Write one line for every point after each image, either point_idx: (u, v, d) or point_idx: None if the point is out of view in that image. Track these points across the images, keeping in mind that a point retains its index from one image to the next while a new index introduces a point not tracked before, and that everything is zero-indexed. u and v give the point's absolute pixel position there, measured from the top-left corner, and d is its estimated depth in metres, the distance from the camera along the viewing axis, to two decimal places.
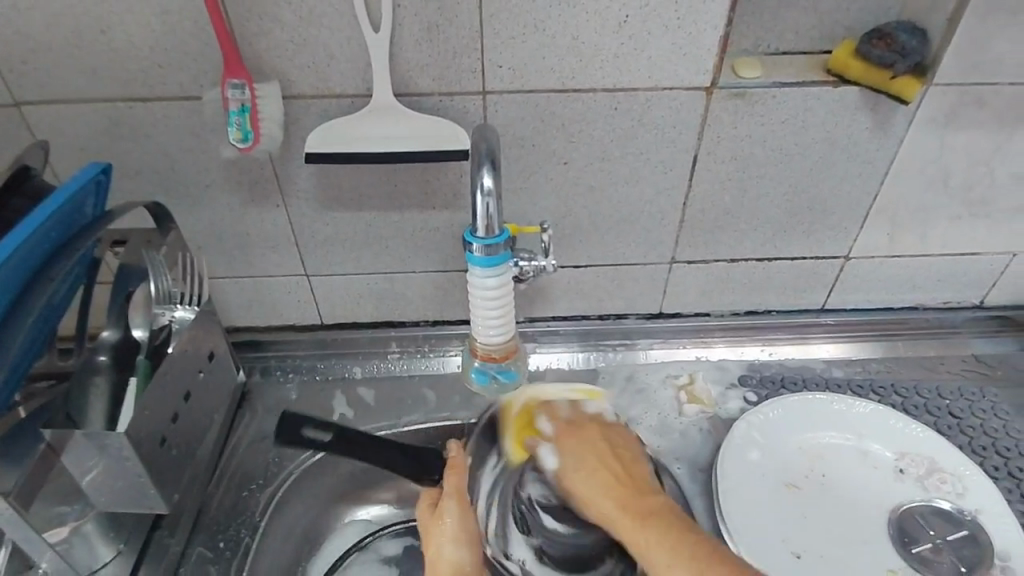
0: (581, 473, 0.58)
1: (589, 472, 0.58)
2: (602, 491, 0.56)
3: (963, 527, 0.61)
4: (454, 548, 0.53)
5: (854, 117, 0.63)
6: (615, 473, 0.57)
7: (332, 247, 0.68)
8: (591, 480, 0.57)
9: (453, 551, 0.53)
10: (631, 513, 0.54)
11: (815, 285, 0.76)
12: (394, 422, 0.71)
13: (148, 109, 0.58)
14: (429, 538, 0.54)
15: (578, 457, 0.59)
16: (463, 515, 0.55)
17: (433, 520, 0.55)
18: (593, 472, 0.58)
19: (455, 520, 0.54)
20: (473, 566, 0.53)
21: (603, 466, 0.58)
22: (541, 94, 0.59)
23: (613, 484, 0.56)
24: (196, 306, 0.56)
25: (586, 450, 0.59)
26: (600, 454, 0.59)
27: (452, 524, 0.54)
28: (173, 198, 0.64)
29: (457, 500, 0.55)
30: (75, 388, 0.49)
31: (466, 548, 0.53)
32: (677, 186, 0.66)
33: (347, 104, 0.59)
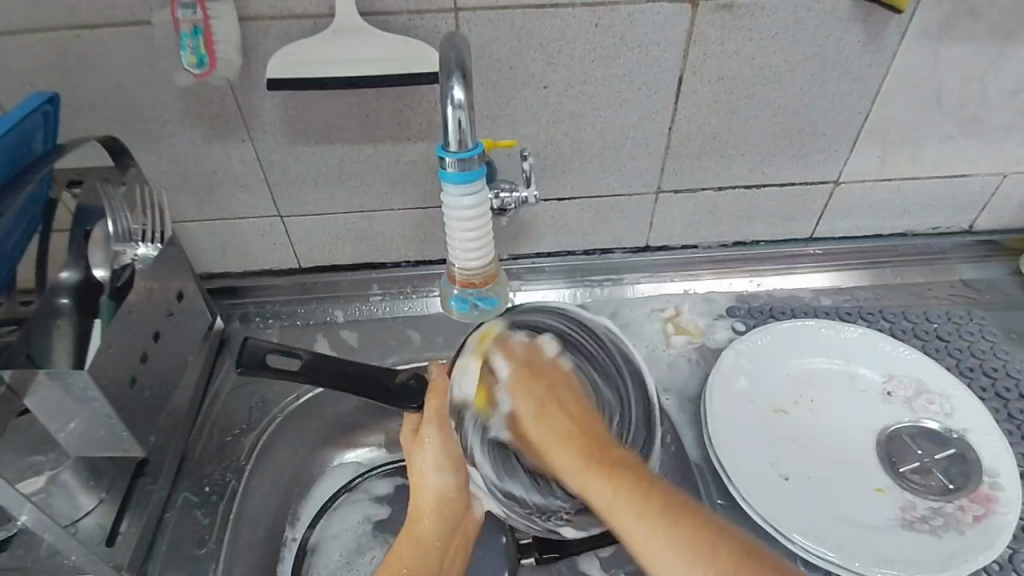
0: (531, 420, 0.48)
1: (540, 415, 0.48)
2: (561, 443, 0.46)
3: (951, 445, 0.61)
4: (434, 478, 0.54)
5: (845, 29, 0.60)
6: (575, 421, 0.47)
7: (304, 186, 0.65)
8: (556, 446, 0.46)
9: (435, 481, 0.54)
10: (608, 487, 0.42)
11: (804, 212, 0.75)
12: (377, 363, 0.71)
13: (94, 36, 0.54)
14: (412, 467, 0.54)
15: (528, 400, 0.49)
16: (446, 440, 0.54)
17: (414, 447, 0.54)
18: (556, 420, 0.47)
19: (435, 450, 0.53)
20: (456, 491, 0.54)
21: (562, 421, 0.47)
22: (516, 11, 0.56)
23: (584, 463, 0.44)
24: (158, 245, 0.54)
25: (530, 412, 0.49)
26: (552, 403, 0.49)
27: (433, 450, 0.53)
28: (131, 136, 0.60)
29: (438, 423, 0.53)
30: (35, 329, 0.46)
31: (450, 475, 0.54)
32: (662, 110, 0.63)
33: (309, 25, 0.55)
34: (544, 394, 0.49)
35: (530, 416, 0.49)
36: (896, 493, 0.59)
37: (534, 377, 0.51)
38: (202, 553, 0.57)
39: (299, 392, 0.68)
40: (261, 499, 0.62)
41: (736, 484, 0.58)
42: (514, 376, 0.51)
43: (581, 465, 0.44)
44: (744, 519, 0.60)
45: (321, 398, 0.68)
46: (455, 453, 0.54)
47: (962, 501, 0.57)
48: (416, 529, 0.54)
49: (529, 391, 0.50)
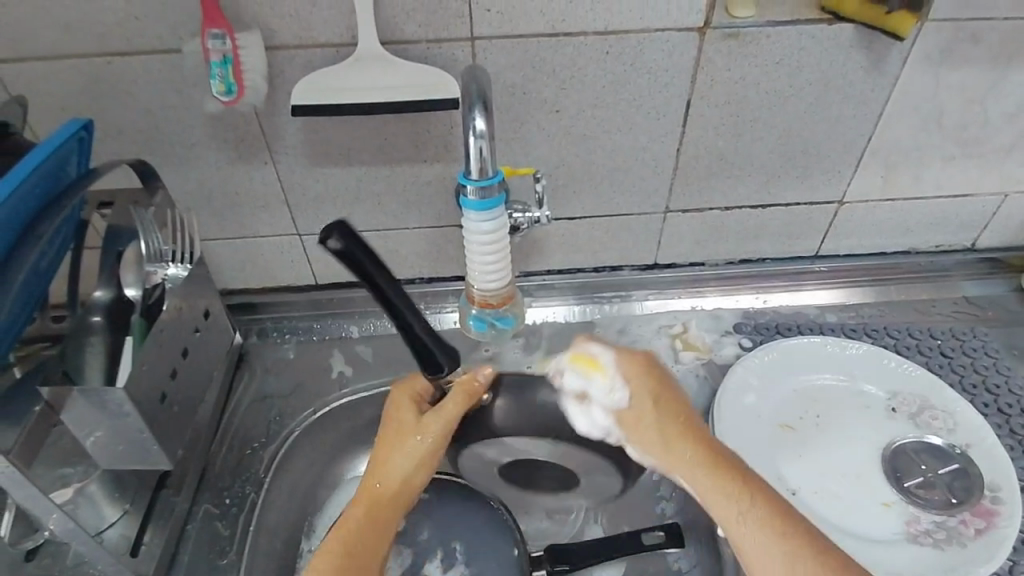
0: (671, 453, 0.48)
1: (660, 431, 0.48)
2: (704, 466, 0.47)
3: (954, 461, 0.62)
4: (405, 468, 0.52)
5: (848, 56, 0.62)
6: (689, 424, 0.49)
7: (323, 205, 0.67)
8: (702, 476, 0.47)
9: (406, 471, 0.52)
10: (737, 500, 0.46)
11: (809, 231, 0.76)
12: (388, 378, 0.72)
13: (127, 64, 0.56)
14: (390, 446, 0.52)
15: (661, 418, 0.48)
16: (439, 440, 0.53)
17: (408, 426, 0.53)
18: (673, 423, 0.48)
19: (425, 446, 0.52)
20: (417, 487, 0.53)
21: (705, 447, 0.48)
22: (530, 40, 0.58)
23: (714, 482, 0.47)
24: (188, 265, 0.56)
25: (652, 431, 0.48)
26: (671, 410, 0.49)
27: (424, 441, 0.52)
28: (157, 158, 0.62)
29: (443, 425, 0.53)
30: (70, 347, 0.49)
31: (417, 467, 0.52)
32: (670, 133, 0.65)
33: (331, 54, 0.57)
34: (659, 399, 0.49)
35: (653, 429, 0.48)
36: (901, 507, 0.60)
37: (651, 371, 0.50)
38: (221, 563, 0.59)
39: (315, 407, 0.70)
40: (280, 510, 0.64)
41: None
42: (623, 410, 0.49)
43: (711, 486, 0.47)
44: None
45: (337, 411, 0.70)
46: (436, 458, 0.53)
47: (965, 515, 0.58)
48: (370, 507, 0.51)
49: (644, 420, 0.48)
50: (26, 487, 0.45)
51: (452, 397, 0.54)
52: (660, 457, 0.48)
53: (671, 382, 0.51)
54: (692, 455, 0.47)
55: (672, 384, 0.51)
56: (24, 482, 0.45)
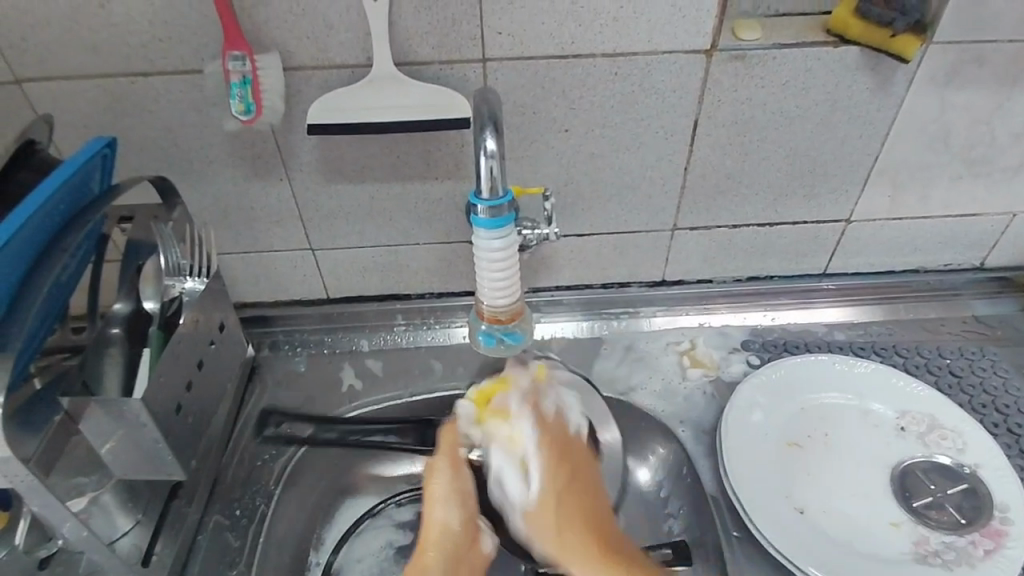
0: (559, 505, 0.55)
1: (563, 535, 0.54)
2: (583, 552, 0.54)
3: (963, 480, 0.62)
4: (442, 510, 0.55)
5: (854, 77, 0.63)
6: (592, 507, 0.56)
7: (336, 221, 0.69)
8: (573, 550, 0.54)
9: (443, 512, 0.55)
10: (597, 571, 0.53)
11: (817, 249, 0.77)
12: (394, 394, 0.73)
13: (149, 84, 0.58)
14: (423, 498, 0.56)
15: (559, 494, 0.56)
16: (456, 473, 0.57)
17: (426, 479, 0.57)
18: (573, 509, 0.55)
19: (449, 482, 0.56)
20: (460, 525, 0.55)
21: (581, 518, 0.55)
22: (540, 61, 0.59)
23: (592, 549, 0.54)
24: (204, 278, 0.57)
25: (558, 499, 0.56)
26: (577, 496, 0.56)
27: (444, 482, 0.56)
28: (176, 174, 0.64)
29: (451, 457, 0.58)
30: (90, 359, 0.50)
31: (453, 506, 0.56)
32: (678, 151, 0.66)
33: (346, 74, 0.59)
34: (567, 458, 0.57)
35: (552, 513, 0.55)
36: (910, 527, 0.60)
37: (569, 453, 0.58)
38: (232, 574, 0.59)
39: (325, 420, 0.71)
40: (289, 523, 0.65)
41: (751, 517, 0.59)
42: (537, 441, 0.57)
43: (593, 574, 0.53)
44: (759, 552, 0.61)
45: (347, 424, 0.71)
46: (466, 490, 0.57)
47: (974, 536, 0.58)
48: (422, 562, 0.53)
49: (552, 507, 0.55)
50: (44, 496, 0.46)
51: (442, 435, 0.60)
52: (548, 523, 0.55)
53: (590, 476, 0.58)
54: (577, 542, 0.54)
55: (589, 471, 0.59)
56: (42, 491, 0.46)
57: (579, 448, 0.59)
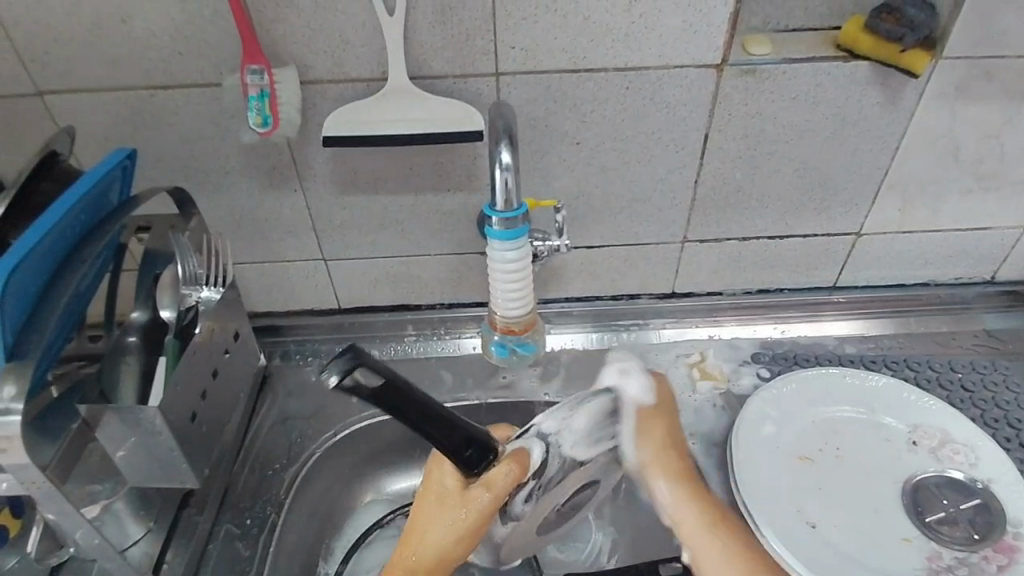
0: (649, 458, 0.53)
1: (660, 455, 0.53)
2: (693, 510, 0.51)
3: (975, 496, 0.62)
4: (444, 536, 0.48)
5: (864, 92, 0.63)
6: (678, 445, 0.54)
7: (349, 232, 0.70)
8: (687, 496, 0.52)
9: (443, 539, 0.48)
10: (709, 522, 0.51)
11: (827, 262, 0.77)
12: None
13: (168, 96, 0.59)
14: (434, 512, 0.49)
15: (659, 449, 0.53)
16: (481, 519, 0.48)
17: (455, 503, 0.48)
18: (673, 464, 0.53)
19: (466, 523, 0.48)
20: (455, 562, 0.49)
21: (690, 483, 0.53)
22: (553, 75, 0.60)
23: (684, 492, 0.52)
24: (221, 288, 0.57)
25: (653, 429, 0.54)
26: (679, 450, 0.54)
27: (461, 518, 0.48)
28: (193, 185, 0.65)
29: (486, 505, 0.47)
30: (107, 368, 0.52)
31: (458, 548, 0.48)
32: (688, 164, 0.67)
33: (361, 88, 0.59)
34: (672, 417, 0.55)
35: (653, 446, 0.53)
36: (922, 542, 0.60)
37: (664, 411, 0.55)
38: None
39: (335, 429, 0.71)
40: (298, 532, 0.65)
41: (762, 530, 0.59)
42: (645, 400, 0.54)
43: (698, 518, 0.51)
44: None
45: (356, 434, 0.71)
46: (477, 535, 0.48)
47: (987, 551, 0.58)
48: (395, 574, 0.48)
49: (652, 425, 0.54)
50: (60, 502, 0.46)
51: (498, 467, 0.48)
52: (651, 463, 0.53)
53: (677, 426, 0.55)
54: (690, 488, 0.52)
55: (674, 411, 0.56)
56: (57, 498, 0.46)
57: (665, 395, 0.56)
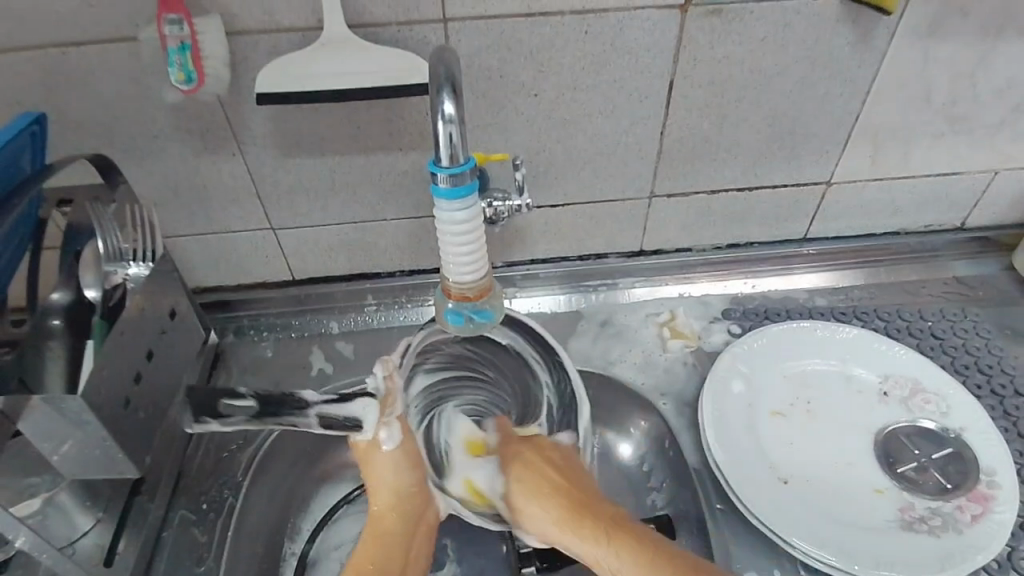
0: (533, 503, 0.51)
1: (573, 519, 0.48)
2: (557, 526, 0.49)
3: (947, 445, 0.61)
4: (394, 474, 0.52)
5: (835, 31, 0.60)
6: (574, 496, 0.50)
7: (297, 198, 0.65)
8: (566, 537, 0.48)
9: (396, 477, 0.52)
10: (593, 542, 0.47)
11: (798, 213, 0.75)
12: (307, 416, 0.52)
13: (81, 53, 0.54)
14: (367, 464, 0.53)
15: (524, 480, 0.52)
16: (410, 470, 0.53)
17: (367, 449, 0.53)
18: (534, 483, 0.51)
19: (392, 474, 0.52)
20: (416, 486, 0.53)
21: (541, 487, 0.51)
22: (505, 20, 0.56)
23: (559, 517, 0.49)
24: (150, 264, 0.52)
25: (509, 462, 0.54)
26: (542, 475, 0.52)
27: (390, 481, 0.52)
28: (120, 152, 0.60)
29: (411, 458, 0.54)
30: (28, 354, 0.47)
31: (409, 471, 0.53)
32: (653, 115, 0.63)
33: (296, 38, 0.54)
34: (535, 460, 0.53)
35: (532, 501, 0.51)
36: (895, 493, 0.59)
37: (547, 454, 0.54)
38: (201, 571, 0.57)
39: None
40: (261, 513, 0.62)
41: (734, 488, 0.58)
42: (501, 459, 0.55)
43: (588, 545, 0.47)
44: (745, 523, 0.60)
45: None
46: (406, 509, 0.52)
47: (960, 501, 0.57)
48: (377, 533, 0.51)
49: (533, 464, 0.53)
50: None
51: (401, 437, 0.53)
52: (546, 528, 0.50)
53: (587, 478, 0.52)
54: (574, 533, 0.48)
55: (556, 456, 0.54)
56: None
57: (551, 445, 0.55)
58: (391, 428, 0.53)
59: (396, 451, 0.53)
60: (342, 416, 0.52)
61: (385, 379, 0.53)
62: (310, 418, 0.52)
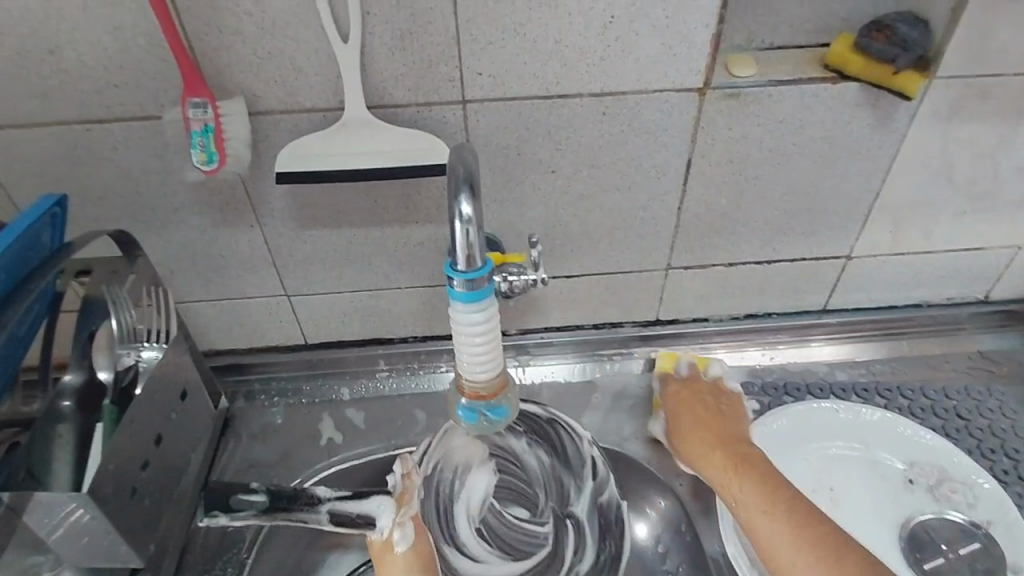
0: (693, 442, 0.63)
1: (733, 469, 0.59)
2: (719, 462, 0.60)
3: (975, 539, 0.59)
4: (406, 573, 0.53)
5: (854, 113, 0.59)
6: (729, 433, 0.63)
7: (312, 267, 0.65)
8: (735, 488, 0.58)
9: None
10: (747, 495, 0.57)
11: (817, 285, 0.73)
12: (319, 512, 0.57)
13: (106, 131, 0.54)
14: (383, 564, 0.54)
15: (678, 411, 0.66)
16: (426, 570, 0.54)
17: (384, 547, 0.55)
18: (693, 431, 0.64)
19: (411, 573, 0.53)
20: None
21: (711, 435, 0.63)
22: (524, 102, 0.56)
23: (728, 462, 0.60)
24: (163, 344, 0.53)
25: (684, 405, 0.66)
26: (705, 420, 0.64)
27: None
28: (140, 222, 0.60)
29: (411, 555, 0.54)
30: (38, 439, 0.46)
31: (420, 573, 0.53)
32: (671, 191, 0.63)
33: (317, 119, 0.55)
34: (718, 419, 0.64)
35: (689, 431, 0.64)
36: None
37: (701, 393, 0.67)
38: None
39: (304, 477, 0.67)
40: None
41: None
42: (672, 386, 0.68)
43: (764, 514, 0.55)
44: None
45: (325, 482, 0.67)
46: None
47: None
48: None
49: (683, 394, 0.67)
50: None
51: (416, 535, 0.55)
52: (721, 478, 0.60)
53: (741, 420, 0.65)
54: (757, 507, 0.56)
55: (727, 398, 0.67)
56: None
57: (725, 402, 0.66)
58: (403, 528, 0.55)
59: (408, 552, 0.54)
60: (354, 512, 0.57)
61: (403, 479, 0.59)
62: (321, 515, 0.57)
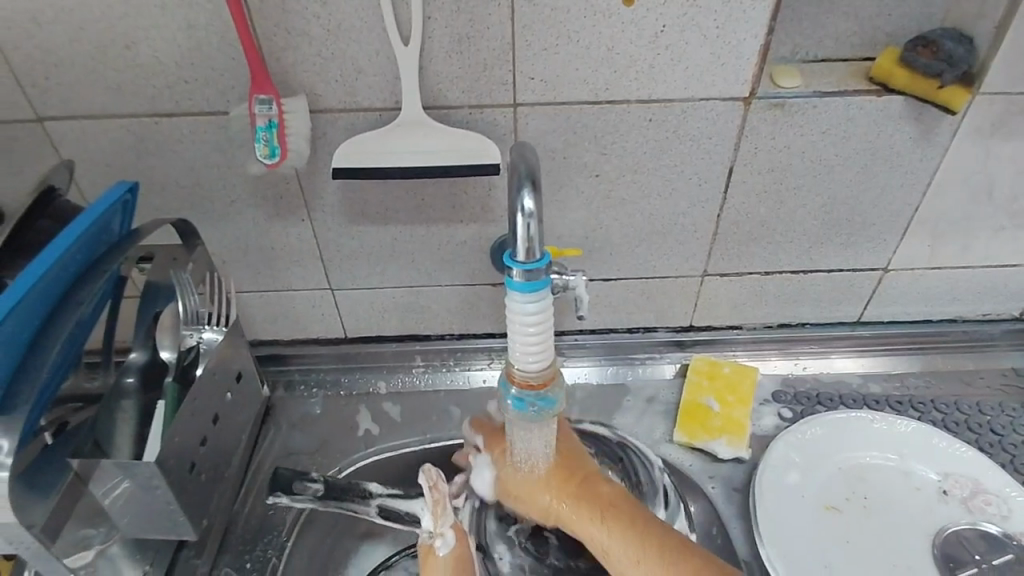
0: (549, 497, 0.57)
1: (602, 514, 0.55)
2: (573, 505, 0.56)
3: (1009, 551, 0.59)
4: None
5: (898, 126, 0.60)
6: (591, 486, 0.56)
7: (358, 262, 0.67)
8: (588, 519, 0.55)
9: None
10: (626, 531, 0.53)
11: (851, 297, 0.74)
12: (369, 505, 0.60)
13: (174, 124, 0.57)
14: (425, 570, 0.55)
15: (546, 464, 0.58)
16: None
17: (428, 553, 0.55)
18: (566, 488, 0.56)
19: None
20: None
21: (577, 493, 0.56)
22: (573, 107, 0.58)
23: (576, 499, 0.56)
24: (223, 327, 0.56)
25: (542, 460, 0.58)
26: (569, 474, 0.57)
27: None
28: (198, 213, 0.63)
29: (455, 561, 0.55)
30: (103, 413, 0.49)
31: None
32: (711, 198, 0.64)
33: (374, 117, 0.57)
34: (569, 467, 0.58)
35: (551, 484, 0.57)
36: None
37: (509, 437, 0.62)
38: None
39: (339, 467, 0.69)
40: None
41: None
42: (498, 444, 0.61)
43: (608, 537, 0.53)
44: None
45: (361, 472, 0.69)
46: None
47: None
48: None
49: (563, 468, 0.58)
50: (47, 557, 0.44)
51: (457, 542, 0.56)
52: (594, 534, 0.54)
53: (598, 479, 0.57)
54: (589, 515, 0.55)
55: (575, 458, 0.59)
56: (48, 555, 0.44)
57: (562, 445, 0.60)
58: (444, 535, 0.55)
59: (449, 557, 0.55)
60: (401, 510, 0.60)
61: (430, 490, 0.55)
62: (372, 506, 0.60)
